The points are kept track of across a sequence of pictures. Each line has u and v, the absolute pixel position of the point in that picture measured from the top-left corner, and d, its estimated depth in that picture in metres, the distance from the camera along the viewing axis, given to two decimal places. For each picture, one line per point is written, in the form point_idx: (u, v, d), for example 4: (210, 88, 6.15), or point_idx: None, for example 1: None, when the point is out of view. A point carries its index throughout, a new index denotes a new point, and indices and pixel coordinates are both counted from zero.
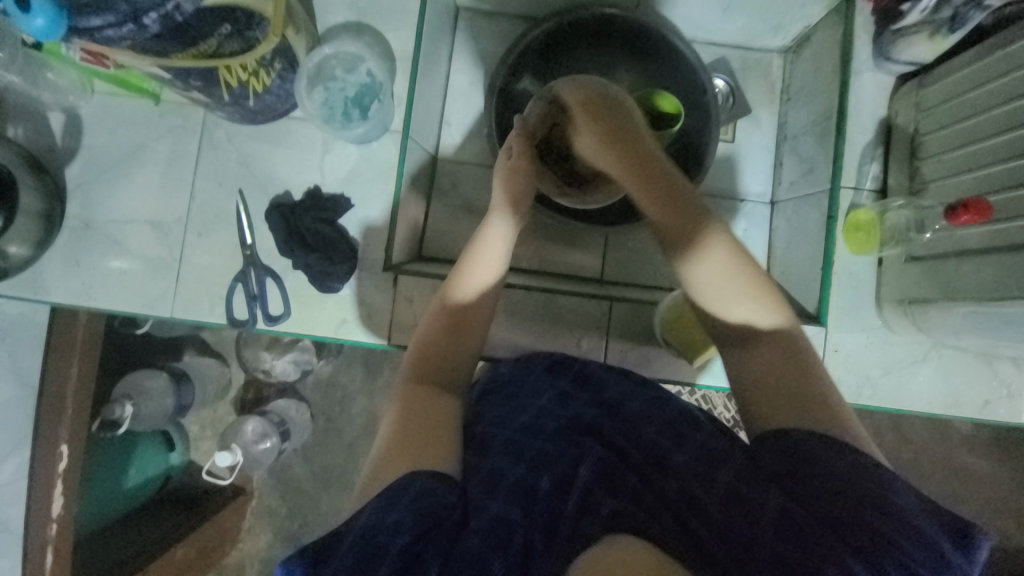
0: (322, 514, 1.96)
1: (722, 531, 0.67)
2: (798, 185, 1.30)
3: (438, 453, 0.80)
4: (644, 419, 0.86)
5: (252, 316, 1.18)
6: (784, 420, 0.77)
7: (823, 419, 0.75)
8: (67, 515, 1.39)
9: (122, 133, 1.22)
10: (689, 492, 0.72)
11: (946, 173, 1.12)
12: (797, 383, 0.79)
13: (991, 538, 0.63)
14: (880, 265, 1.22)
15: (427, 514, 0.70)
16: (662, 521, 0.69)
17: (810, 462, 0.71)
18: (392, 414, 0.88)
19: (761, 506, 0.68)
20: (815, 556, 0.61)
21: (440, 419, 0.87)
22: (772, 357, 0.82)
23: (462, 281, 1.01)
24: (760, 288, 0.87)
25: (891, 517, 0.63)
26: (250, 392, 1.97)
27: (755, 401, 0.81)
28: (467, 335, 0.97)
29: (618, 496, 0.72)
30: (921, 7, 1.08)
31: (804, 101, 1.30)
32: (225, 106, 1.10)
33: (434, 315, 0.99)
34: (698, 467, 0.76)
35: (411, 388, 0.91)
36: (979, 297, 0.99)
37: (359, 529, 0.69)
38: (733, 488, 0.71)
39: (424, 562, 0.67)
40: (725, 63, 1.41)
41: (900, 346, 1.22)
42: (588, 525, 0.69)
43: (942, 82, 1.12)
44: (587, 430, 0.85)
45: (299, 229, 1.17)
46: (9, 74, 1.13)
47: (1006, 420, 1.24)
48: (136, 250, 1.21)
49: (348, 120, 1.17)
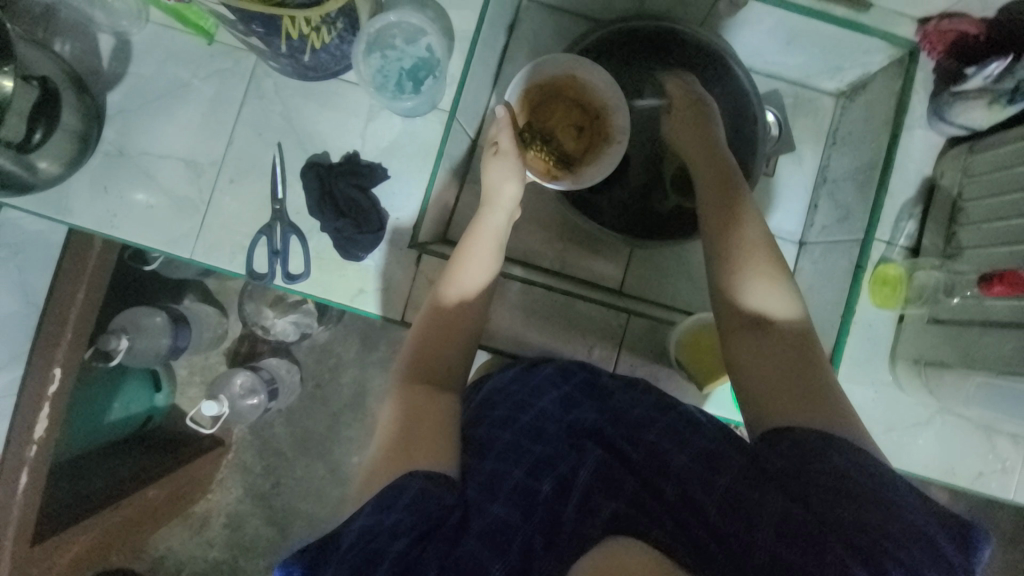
0: (296, 477, 1.95)
1: (720, 536, 0.68)
2: (830, 229, 1.29)
3: (438, 451, 0.80)
4: (646, 424, 0.87)
5: (271, 271, 1.17)
6: (784, 418, 0.80)
7: (816, 409, 0.79)
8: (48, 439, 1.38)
9: (168, 66, 1.20)
10: (687, 493, 0.73)
11: (985, 242, 1.11)
12: (803, 369, 0.83)
13: (990, 539, 0.65)
14: (901, 322, 1.22)
15: (423, 517, 0.70)
16: (660, 525, 0.70)
17: (810, 452, 0.74)
18: (396, 406, 0.88)
19: (759, 506, 0.69)
20: (808, 553, 0.63)
21: (440, 416, 0.87)
22: (782, 349, 0.86)
23: (461, 263, 1.03)
24: (783, 281, 0.93)
25: (891, 513, 0.65)
26: (245, 345, 1.96)
27: (760, 400, 0.83)
28: (467, 333, 0.99)
29: (618, 501, 0.73)
30: (985, 73, 1.09)
31: (850, 148, 1.30)
32: (280, 56, 1.09)
33: (429, 320, 0.99)
34: (700, 470, 0.77)
35: (411, 385, 0.91)
36: (999, 368, 1.00)
37: (355, 528, 0.68)
38: (733, 492, 0.72)
39: (423, 564, 0.65)
40: (777, 96, 1.41)
41: (906, 403, 1.22)
42: (587, 529, 0.70)
43: (995, 151, 1.12)
44: (589, 435, 0.86)
45: (332, 193, 1.16)
46: None
47: (995, 495, 1.24)
48: (164, 186, 1.19)
49: (400, 91, 1.15)
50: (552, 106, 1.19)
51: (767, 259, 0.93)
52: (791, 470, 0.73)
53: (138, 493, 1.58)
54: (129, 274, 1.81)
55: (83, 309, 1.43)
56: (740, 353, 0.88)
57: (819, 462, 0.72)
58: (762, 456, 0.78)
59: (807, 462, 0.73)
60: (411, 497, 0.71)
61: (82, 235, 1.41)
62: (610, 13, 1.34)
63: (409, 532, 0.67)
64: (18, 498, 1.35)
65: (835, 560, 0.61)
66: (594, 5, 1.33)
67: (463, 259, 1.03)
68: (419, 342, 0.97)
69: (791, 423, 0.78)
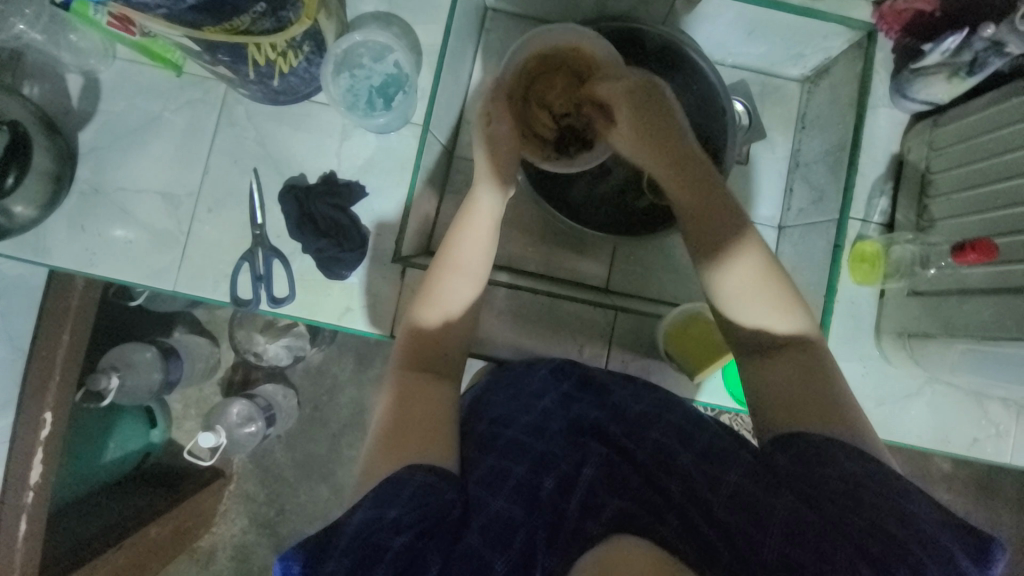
0: (300, 502, 1.93)
1: (728, 534, 0.69)
2: (807, 211, 1.31)
3: (437, 446, 0.80)
4: (648, 421, 0.87)
5: (255, 296, 1.17)
6: (798, 425, 0.79)
7: (828, 417, 0.78)
8: (45, 484, 1.36)
9: (139, 101, 1.20)
10: (692, 491, 0.74)
11: (956, 212, 1.13)
12: (816, 390, 0.80)
13: (1004, 547, 0.65)
14: (882, 296, 1.24)
15: (426, 511, 0.70)
16: (665, 522, 0.71)
17: (827, 466, 0.73)
18: (389, 399, 0.87)
19: (770, 510, 0.69)
20: (821, 556, 0.63)
21: (437, 411, 0.85)
22: (794, 360, 0.84)
23: (448, 279, 0.96)
24: (773, 275, 0.88)
25: (906, 524, 0.65)
26: (239, 373, 1.94)
27: (773, 406, 0.82)
28: (463, 325, 0.97)
29: (620, 498, 0.74)
30: (942, 49, 1.10)
31: (819, 130, 1.32)
32: (249, 83, 1.10)
33: (425, 304, 0.96)
34: (705, 467, 0.78)
35: (405, 375, 0.89)
36: (979, 334, 1.02)
37: (357, 522, 0.69)
38: (741, 489, 0.73)
39: (425, 559, 0.67)
40: (745, 86, 1.43)
41: (896, 377, 1.24)
42: (589, 525, 0.70)
43: (958, 123, 1.14)
44: (590, 431, 0.86)
45: (311, 213, 1.16)
46: (33, 32, 1.12)
47: (992, 459, 1.26)
48: (143, 220, 1.19)
49: (371, 109, 1.17)
50: (552, 77, 1.13)
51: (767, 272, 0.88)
52: (804, 478, 0.73)
53: (137, 532, 1.55)
54: (115, 311, 1.79)
55: (71, 349, 1.42)
56: (772, 375, 0.83)
57: (830, 471, 0.72)
58: (772, 460, 0.77)
59: (824, 472, 0.72)
60: (412, 493, 0.71)
61: (65, 276, 1.41)
62: (574, 17, 1.36)
63: (411, 531, 0.68)
64: (17, 546, 1.33)
65: (844, 561, 0.63)
66: (558, 11, 1.35)
67: (450, 262, 0.97)
68: (414, 329, 0.94)
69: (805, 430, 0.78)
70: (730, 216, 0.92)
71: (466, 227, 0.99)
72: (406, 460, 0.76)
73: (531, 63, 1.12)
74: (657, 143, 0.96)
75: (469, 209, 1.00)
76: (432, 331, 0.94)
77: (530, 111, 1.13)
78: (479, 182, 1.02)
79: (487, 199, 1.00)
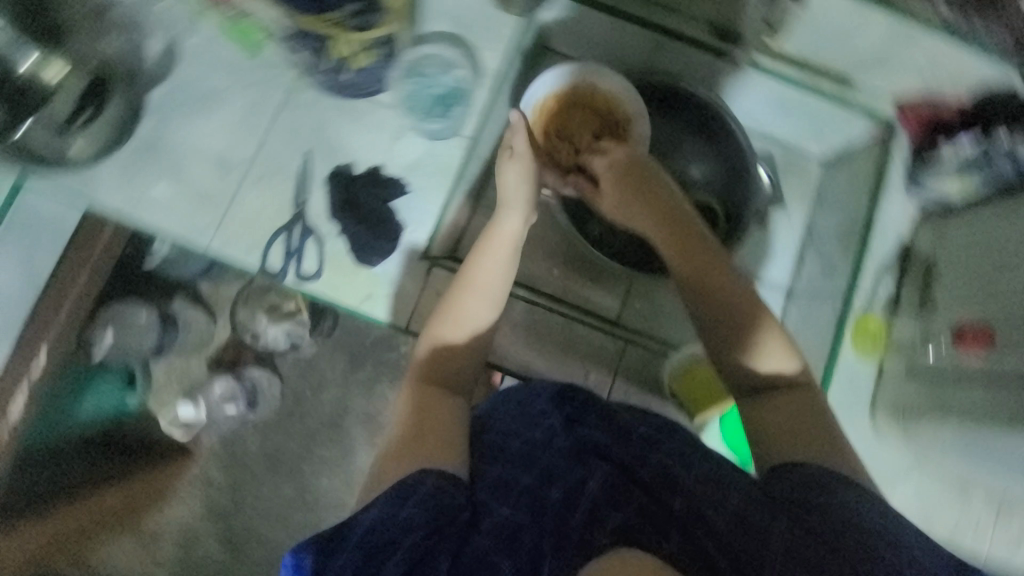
0: (260, 496, 1.88)
1: (733, 558, 0.70)
2: (817, 284, 1.37)
3: (445, 451, 0.83)
4: (653, 443, 0.85)
5: (284, 270, 1.20)
6: (793, 453, 0.83)
7: (817, 449, 0.82)
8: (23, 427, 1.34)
9: (212, 72, 1.28)
10: (695, 507, 0.75)
11: (961, 301, 1.19)
12: (822, 426, 0.85)
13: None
14: (881, 375, 1.26)
15: (434, 512, 0.74)
16: (670, 538, 0.74)
17: (837, 515, 0.73)
18: (403, 406, 0.92)
19: (771, 532, 0.71)
20: None
21: (446, 423, 0.88)
22: (789, 402, 0.88)
23: (459, 299, 1.01)
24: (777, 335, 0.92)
25: (891, 545, 0.69)
26: (230, 351, 1.83)
27: (767, 438, 0.86)
28: (479, 340, 1.00)
29: (625, 511, 0.76)
30: (956, 146, 1.22)
31: (836, 210, 1.40)
32: (320, 73, 1.21)
33: (447, 319, 1.00)
34: (707, 485, 0.78)
35: (423, 385, 0.94)
36: (989, 421, 1.08)
37: (368, 519, 0.73)
38: (744, 512, 0.74)
39: (435, 557, 0.71)
40: (769, 157, 1.52)
41: (891, 458, 1.26)
42: (595, 536, 0.74)
43: (966, 223, 1.23)
44: (595, 450, 0.85)
45: (354, 198, 1.24)
46: None
47: (970, 553, 1.28)
48: (191, 180, 1.24)
49: (428, 114, 1.29)
50: (573, 112, 1.24)
51: (773, 334, 0.92)
52: (807, 517, 0.73)
53: None
54: None
55: (83, 290, 1.46)
56: (766, 415, 0.87)
57: (830, 509, 0.74)
58: (769, 486, 0.80)
59: (825, 513, 0.73)
60: (414, 497, 0.75)
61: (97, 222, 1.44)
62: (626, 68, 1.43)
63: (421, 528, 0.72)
64: None
65: None
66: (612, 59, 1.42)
67: (480, 277, 1.02)
68: (438, 344, 0.98)
69: (805, 459, 0.82)
70: (708, 263, 0.97)
71: (491, 250, 1.04)
72: (415, 463, 0.81)
73: (553, 97, 1.24)
74: (639, 202, 1.04)
75: (500, 234, 1.05)
76: (452, 346, 0.98)
77: (553, 142, 1.22)
78: (503, 208, 1.07)
79: (509, 225, 1.05)
